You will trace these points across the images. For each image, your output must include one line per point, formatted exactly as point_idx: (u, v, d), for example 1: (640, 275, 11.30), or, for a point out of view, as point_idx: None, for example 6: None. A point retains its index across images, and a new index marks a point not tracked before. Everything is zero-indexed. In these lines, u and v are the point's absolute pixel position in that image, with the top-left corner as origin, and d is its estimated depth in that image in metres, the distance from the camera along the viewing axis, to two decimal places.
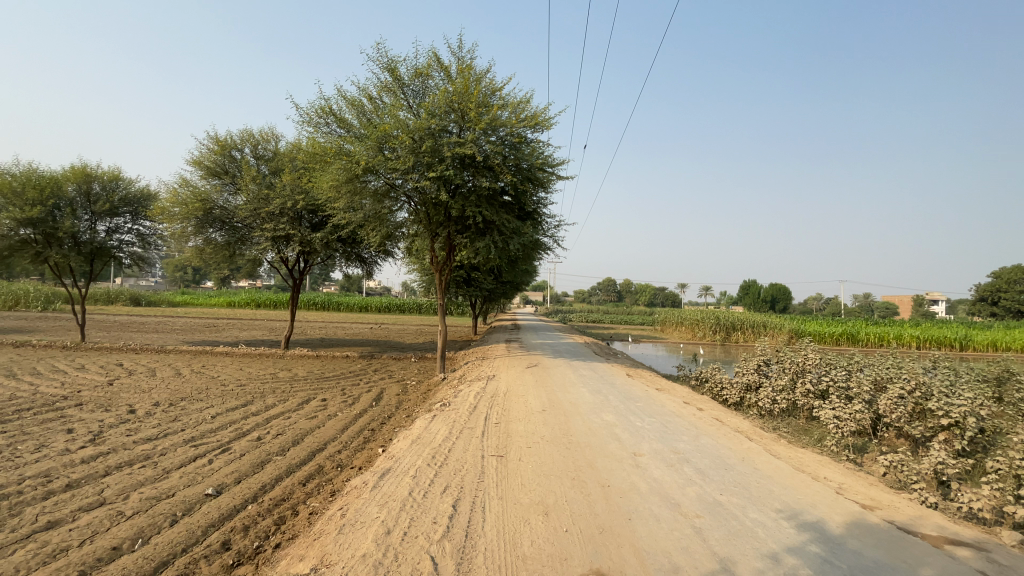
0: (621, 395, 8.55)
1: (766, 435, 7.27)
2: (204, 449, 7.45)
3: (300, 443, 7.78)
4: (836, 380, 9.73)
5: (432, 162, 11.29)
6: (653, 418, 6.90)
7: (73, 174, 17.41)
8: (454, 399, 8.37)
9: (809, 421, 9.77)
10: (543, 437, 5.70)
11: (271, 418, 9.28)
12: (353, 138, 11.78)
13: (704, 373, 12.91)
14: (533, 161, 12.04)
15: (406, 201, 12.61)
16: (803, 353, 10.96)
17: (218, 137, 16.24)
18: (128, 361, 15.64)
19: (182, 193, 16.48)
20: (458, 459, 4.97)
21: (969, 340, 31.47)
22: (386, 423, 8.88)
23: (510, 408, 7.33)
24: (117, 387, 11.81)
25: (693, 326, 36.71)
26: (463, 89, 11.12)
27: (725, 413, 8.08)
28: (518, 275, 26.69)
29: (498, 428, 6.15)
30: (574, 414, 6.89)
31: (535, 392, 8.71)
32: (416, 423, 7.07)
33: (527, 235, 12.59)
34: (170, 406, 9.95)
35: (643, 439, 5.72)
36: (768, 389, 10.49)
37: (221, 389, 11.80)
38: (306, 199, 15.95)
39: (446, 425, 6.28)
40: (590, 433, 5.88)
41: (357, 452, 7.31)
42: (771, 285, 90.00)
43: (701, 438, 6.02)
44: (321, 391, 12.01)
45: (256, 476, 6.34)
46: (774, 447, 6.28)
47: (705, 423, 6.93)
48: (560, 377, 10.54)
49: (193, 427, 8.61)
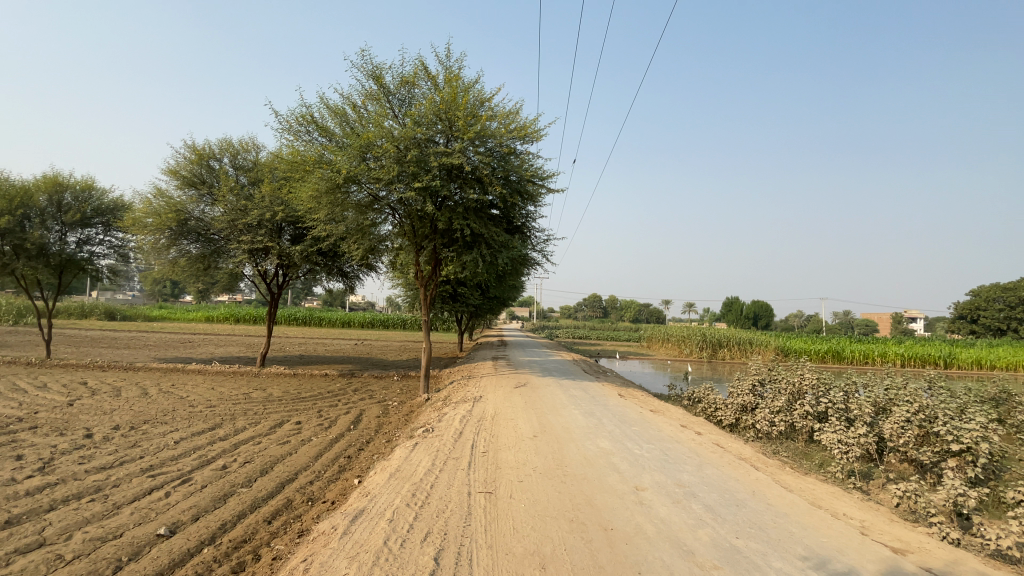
0: (615, 418, 8.09)
1: (771, 462, 6.84)
2: (163, 480, 6.76)
3: (268, 473, 7.13)
4: (835, 402, 9.39)
5: (418, 172, 10.88)
6: (651, 444, 6.43)
7: (44, 184, 16.60)
8: (438, 423, 7.82)
9: (808, 445, 9.39)
10: (536, 469, 5.20)
11: (240, 444, 8.61)
12: (336, 146, 11.30)
13: (697, 393, 12.51)
14: (522, 173, 11.70)
15: (390, 213, 12.13)
16: (800, 373, 10.61)
17: (195, 146, 15.60)
18: (92, 380, 14.72)
19: (157, 203, 15.80)
20: (441, 497, 4.44)
21: (952, 358, 31.75)
22: (363, 449, 8.29)
23: (499, 434, 6.81)
24: (77, 408, 10.97)
25: (680, 343, 36.50)
26: (451, 97, 10.77)
27: (725, 438, 7.67)
28: (505, 290, 26.29)
29: (485, 458, 5.62)
30: (568, 441, 6.41)
31: (523, 415, 8.20)
32: (395, 451, 6.49)
33: (516, 250, 12.17)
34: (132, 430, 9.21)
35: (643, 470, 5.26)
36: (764, 410, 10.10)
37: (189, 411, 11.03)
38: (285, 211, 15.41)
39: (428, 455, 5.74)
40: (586, 464, 5.38)
41: (330, 484, 6.69)
42: (755, 302, 90.93)
43: (705, 469, 5.57)
44: (296, 413, 11.34)
45: (217, 513, 5.69)
46: (782, 478, 5.87)
47: (706, 450, 6.48)
48: (550, 398, 10.04)
49: (153, 453, 7.89)
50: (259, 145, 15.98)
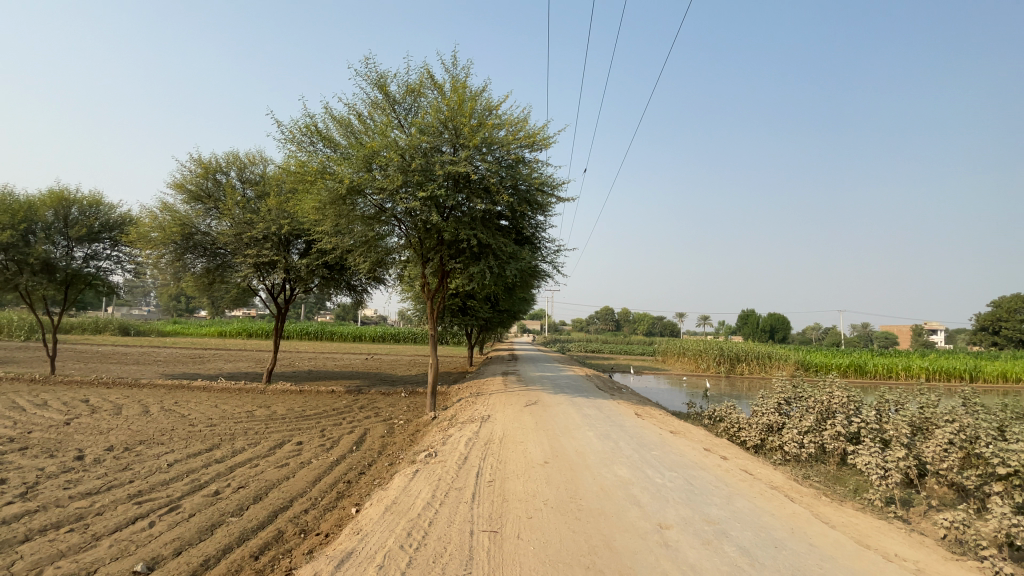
0: (632, 441, 7.53)
1: (805, 491, 6.24)
2: (149, 508, 6.33)
3: (262, 500, 6.68)
4: (868, 422, 8.72)
5: (424, 181, 10.51)
6: (674, 473, 5.87)
7: (49, 199, 16.59)
8: (442, 446, 7.33)
9: (842, 469, 8.70)
10: (547, 503, 4.68)
11: (236, 467, 8.19)
12: (340, 157, 10.98)
13: (718, 412, 11.87)
14: (531, 181, 11.31)
15: (397, 224, 11.79)
16: (828, 391, 9.95)
17: (202, 160, 15.47)
18: (94, 397, 14.46)
19: (162, 217, 15.65)
20: (442, 536, 3.96)
21: (979, 371, 30.58)
22: (364, 473, 7.81)
23: (507, 460, 6.30)
24: (73, 427, 10.64)
25: (695, 357, 35.62)
26: (457, 105, 10.43)
27: (752, 462, 7.08)
28: (516, 303, 25.87)
29: (492, 489, 5.12)
30: (582, 468, 5.88)
31: (534, 437, 7.68)
32: (395, 479, 6.01)
33: (525, 261, 11.73)
34: (126, 451, 8.84)
35: (667, 504, 4.72)
36: (791, 430, 9.44)
37: (187, 430, 10.66)
38: (290, 224, 15.16)
39: (430, 484, 5.26)
40: (603, 497, 4.86)
41: (326, 513, 6.21)
42: (769, 315, 89.44)
43: (736, 501, 5.01)
44: (297, 432, 10.91)
45: (201, 547, 5.25)
46: (821, 510, 5.29)
47: (735, 479, 5.90)
48: (563, 418, 9.50)
49: (143, 477, 7.49)
50: (265, 158, 15.81)
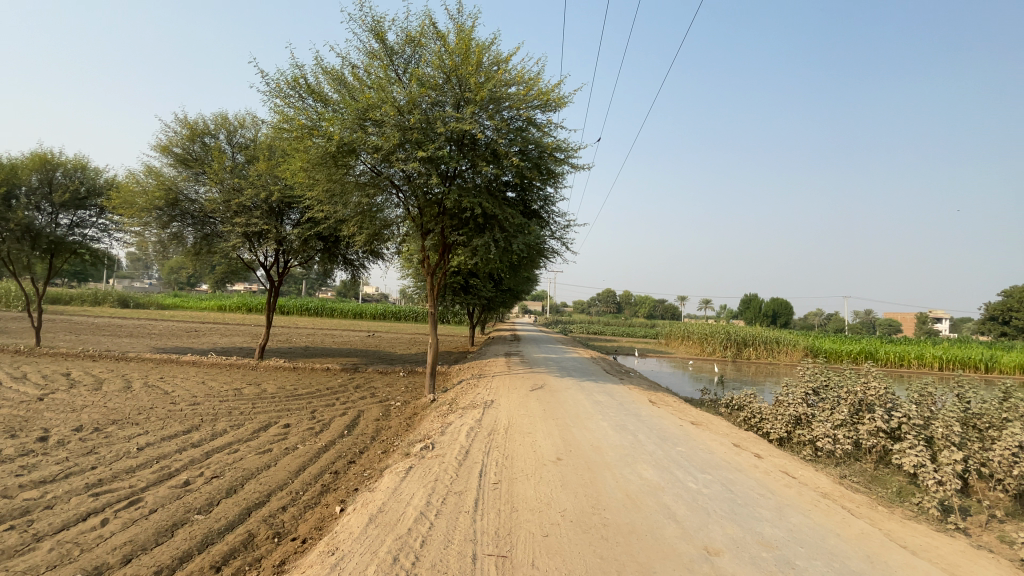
0: (653, 434, 6.75)
1: (858, 500, 5.42)
2: (106, 501, 5.54)
3: (236, 493, 5.91)
4: (910, 417, 7.88)
5: (423, 141, 9.54)
6: (708, 476, 5.05)
7: (31, 162, 15.65)
8: (440, 436, 6.53)
9: (880, 468, 7.88)
10: (565, 515, 3.87)
11: (213, 452, 7.42)
12: (331, 112, 9.94)
13: (737, 400, 11.06)
14: (543, 146, 10.32)
15: (394, 191, 10.86)
16: (862, 381, 9.11)
17: (188, 121, 14.41)
18: (77, 370, 13.70)
19: (146, 181, 14.67)
20: (437, 563, 3.15)
21: (994, 362, 29.78)
22: (353, 463, 7.03)
23: (515, 456, 5.47)
24: (45, 404, 9.87)
25: (701, 341, 34.86)
26: (463, 54, 9.39)
27: (790, 463, 6.30)
28: (520, 281, 25.09)
29: (498, 493, 4.33)
30: (602, 468, 5.08)
31: (542, 427, 6.89)
32: (384, 476, 5.20)
33: (533, 234, 10.82)
34: (95, 432, 8.07)
35: (709, 521, 3.92)
36: (822, 424, 8.58)
37: (167, 409, 9.88)
38: (282, 190, 14.18)
39: (424, 487, 4.45)
40: (631, 508, 4.05)
41: (306, 512, 5.44)
42: (773, 300, 88.74)
43: (788, 517, 4.20)
44: (286, 414, 10.12)
45: (154, 554, 4.45)
46: (887, 529, 4.48)
47: (779, 485, 5.09)
48: (572, 405, 8.67)
49: (107, 463, 6.70)
50: (255, 120, 14.76)
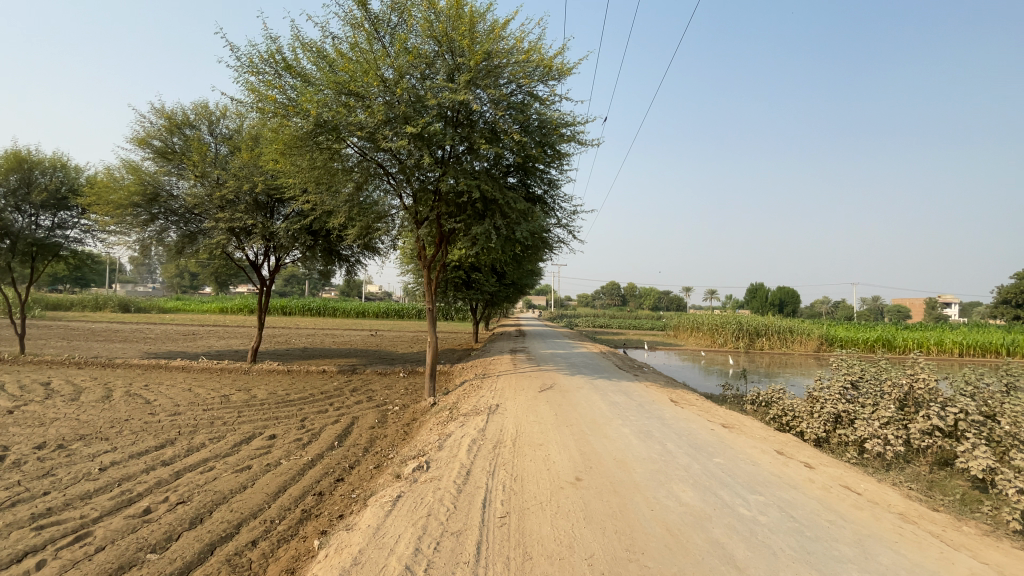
0: (683, 441, 5.85)
1: (937, 519, 4.53)
2: (48, 537, 4.71)
3: (202, 523, 5.07)
4: (969, 413, 6.96)
5: (412, 116, 8.70)
6: (761, 497, 4.15)
7: (6, 162, 14.84)
8: (438, 451, 5.65)
9: (937, 471, 6.95)
10: (593, 564, 3.00)
11: (185, 471, 6.60)
12: (310, 88, 9.05)
13: (765, 396, 10.11)
14: (547, 120, 9.40)
15: (386, 179, 10.01)
16: (908, 373, 8.16)
17: (166, 111, 13.55)
18: (56, 379, 12.91)
19: (125, 177, 13.83)
20: None
21: (1016, 347, 28.62)
22: (339, 482, 6.15)
23: (525, 478, 4.59)
24: (12, 417, 9.07)
25: (711, 332, 33.25)
26: (454, 18, 8.53)
27: (843, 473, 5.40)
28: (523, 275, 24.21)
29: (507, 532, 3.44)
30: (633, 491, 4.18)
31: (555, 437, 6.01)
32: (370, 505, 4.31)
33: (538, 219, 9.94)
34: (57, 450, 7.25)
35: (779, 567, 3.02)
36: (867, 422, 7.64)
37: (143, 421, 9.08)
38: (267, 181, 13.35)
39: (414, 525, 3.56)
40: (677, 550, 3.17)
41: (279, 547, 4.58)
42: (780, 289, 87.55)
43: (876, 556, 3.30)
44: (273, 423, 9.27)
45: None
46: (993, 561, 3.58)
47: (847, 506, 4.19)
48: (587, 407, 7.77)
49: (60, 488, 5.87)
50: (238, 109, 13.86)
